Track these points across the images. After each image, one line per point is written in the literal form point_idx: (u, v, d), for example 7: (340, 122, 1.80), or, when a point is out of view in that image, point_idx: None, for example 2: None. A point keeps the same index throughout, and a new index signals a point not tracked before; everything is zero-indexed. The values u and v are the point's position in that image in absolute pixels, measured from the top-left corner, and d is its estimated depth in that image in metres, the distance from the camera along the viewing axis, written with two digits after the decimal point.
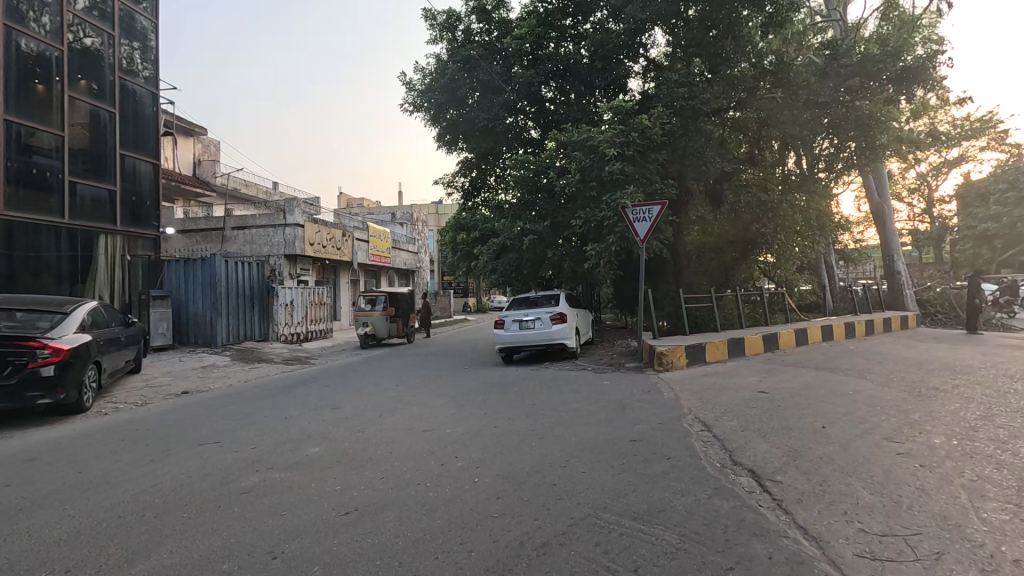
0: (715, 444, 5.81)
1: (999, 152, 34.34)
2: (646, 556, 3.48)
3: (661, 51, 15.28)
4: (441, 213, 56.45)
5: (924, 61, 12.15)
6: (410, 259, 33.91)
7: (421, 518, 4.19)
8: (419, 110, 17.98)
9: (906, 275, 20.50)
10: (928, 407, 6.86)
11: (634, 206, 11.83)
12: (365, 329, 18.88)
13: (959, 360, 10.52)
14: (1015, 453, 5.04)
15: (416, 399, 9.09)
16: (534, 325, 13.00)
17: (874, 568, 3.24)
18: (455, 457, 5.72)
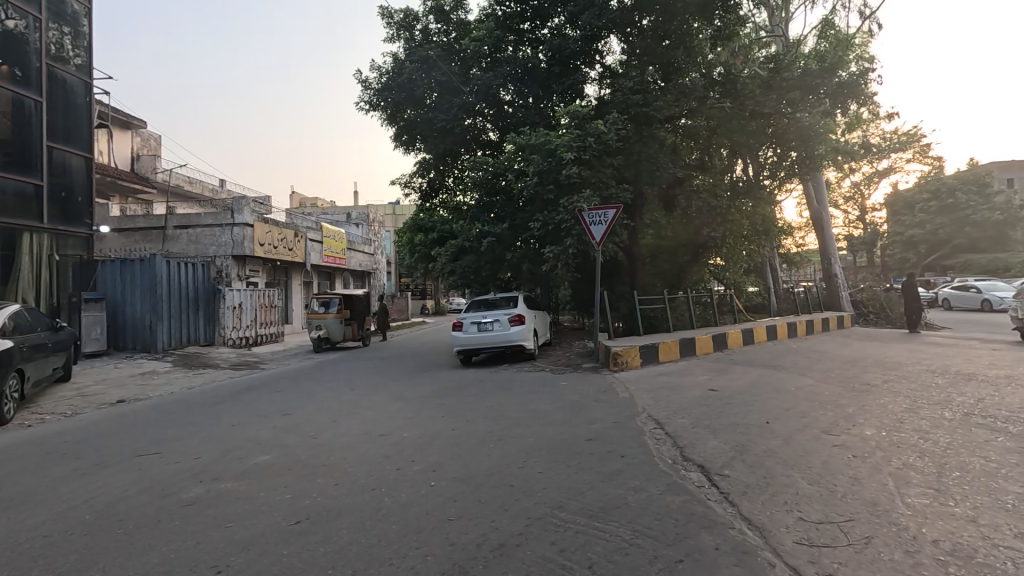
0: (666, 441, 5.99)
1: (923, 165, 37.14)
2: (600, 553, 3.55)
3: (617, 58, 15.65)
4: (398, 214, 55.62)
5: (857, 78, 12.99)
6: (365, 260, 33.20)
7: (376, 524, 4.11)
8: (375, 109, 17.80)
9: (843, 278, 21.82)
10: (861, 401, 7.33)
11: (590, 209, 12.08)
12: (318, 332, 18.35)
13: (889, 356, 11.28)
14: (936, 442, 5.45)
15: (371, 403, 8.89)
16: (492, 326, 13.00)
17: (813, 555, 3.42)
18: (411, 461, 5.64)
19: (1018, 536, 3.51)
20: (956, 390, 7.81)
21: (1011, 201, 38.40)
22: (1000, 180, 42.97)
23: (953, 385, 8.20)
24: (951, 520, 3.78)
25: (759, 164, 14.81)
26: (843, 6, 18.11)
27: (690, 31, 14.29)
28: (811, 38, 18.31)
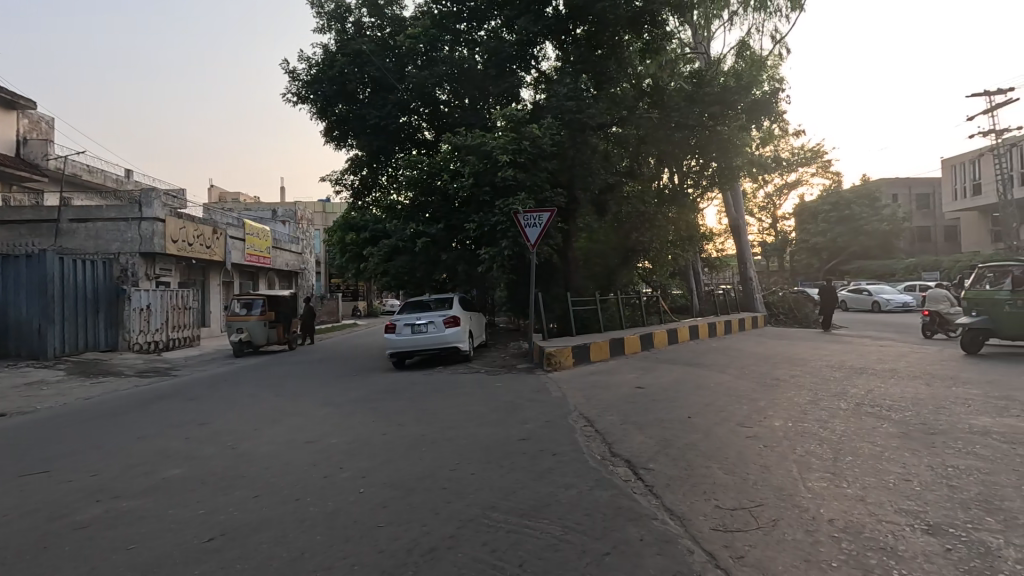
0: (596, 438, 6.18)
1: (826, 179, 40.84)
2: (531, 550, 3.59)
3: (552, 65, 15.97)
4: (328, 212, 53.50)
5: (769, 97, 13.87)
6: (293, 259, 31.64)
7: (300, 536, 3.91)
8: (304, 101, 17.16)
9: (757, 281, 23.55)
10: (771, 395, 7.94)
11: (525, 212, 12.26)
12: (239, 335, 17.30)
13: (796, 353, 12.30)
14: (833, 430, 6.01)
15: (297, 410, 8.46)
16: (426, 328, 12.81)
17: (727, 539, 3.65)
18: (340, 468, 5.43)
19: (897, 511, 3.94)
20: (850, 382, 8.64)
21: (896, 214, 43.13)
22: (887, 194, 48.09)
23: (848, 378, 9.09)
24: (845, 500, 4.18)
25: (683, 173, 15.66)
26: (757, 29, 19.60)
27: (620, 43, 14.89)
28: (730, 57, 19.65)
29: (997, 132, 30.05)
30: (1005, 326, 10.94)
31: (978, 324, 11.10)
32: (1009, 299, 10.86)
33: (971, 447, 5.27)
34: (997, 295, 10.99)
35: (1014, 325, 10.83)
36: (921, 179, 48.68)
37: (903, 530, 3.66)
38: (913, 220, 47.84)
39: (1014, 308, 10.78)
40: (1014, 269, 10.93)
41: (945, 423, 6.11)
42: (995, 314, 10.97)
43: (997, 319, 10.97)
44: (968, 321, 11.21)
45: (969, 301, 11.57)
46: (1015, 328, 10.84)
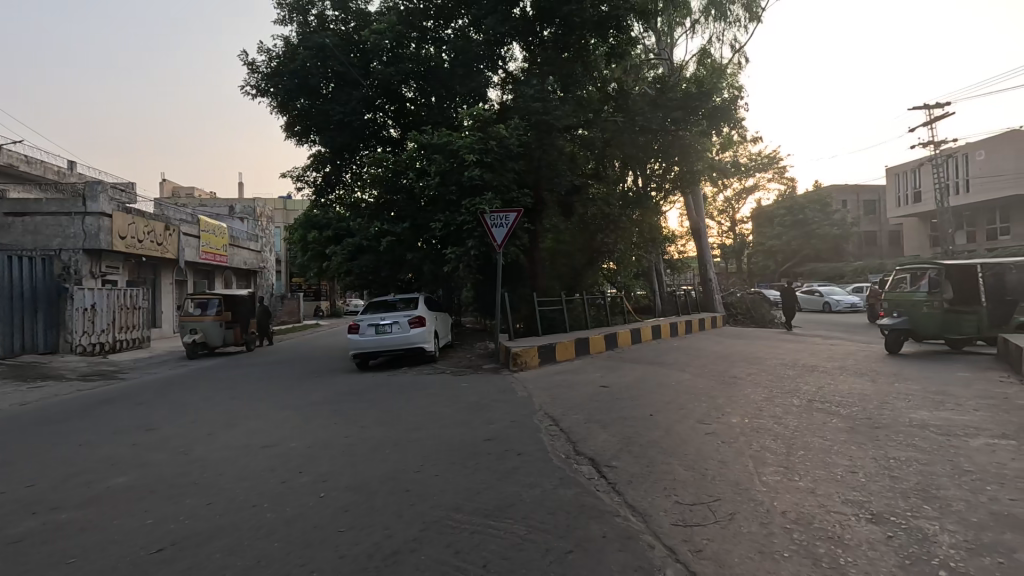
0: (561, 437, 6.22)
1: (781, 184, 42.48)
2: (495, 551, 3.58)
3: (519, 66, 15.98)
4: (289, 210, 51.97)
5: (729, 104, 14.28)
6: (251, 258, 30.59)
7: (255, 543, 3.78)
8: (263, 94, 16.71)
9: (716, 282, 24.27)
10: (729, 392, 8.20)
11: (492, 212, 12.24)
12: (192, 337, 16.66)
13: (753, 352, 12.75)
14: (787, 425, 6.26)
15: (255, 413, 8.19)
16: (391, 329, 12.62)
17: (687, 534, 3.74)
18: (299, 472, 5.28)
19: (844, 502, 4.14)
20: (802, 379, 9.02)
21: (845, 219, 45.31)
22: (838, 200, 50.41)
23: (800, 375, 9.49)
24: (797, 492, 4.35)
25: (647, 176, 15.97)
26: (718, 38, 20.21)
27: (586, 46, 14.89)
28: (692, 65, 20.17)
29: (936, 143, 31.97)
30: (923, 326, 11.53)
31: (899, 325, 11.61)
32: (926, 300, 11.43)
33: (911, 439, 5.58)
34: (916, 297, 11.55)
35: (930, 325, 11.43)
36: (868, 186, 51.28)
37: (849, 519, 3.84)
38: (861, 226, 50.36)
39: (930, 309, 11.35)
40: (930, 271, 11.53)
41: (888, 417, 6.45)
42: (914, 315, 11.52)
43: (915, 319, 11.53)
44: (890, 322, 11.72)
45: (890, 303, 12.12)
46: (931, 328, 11.44)
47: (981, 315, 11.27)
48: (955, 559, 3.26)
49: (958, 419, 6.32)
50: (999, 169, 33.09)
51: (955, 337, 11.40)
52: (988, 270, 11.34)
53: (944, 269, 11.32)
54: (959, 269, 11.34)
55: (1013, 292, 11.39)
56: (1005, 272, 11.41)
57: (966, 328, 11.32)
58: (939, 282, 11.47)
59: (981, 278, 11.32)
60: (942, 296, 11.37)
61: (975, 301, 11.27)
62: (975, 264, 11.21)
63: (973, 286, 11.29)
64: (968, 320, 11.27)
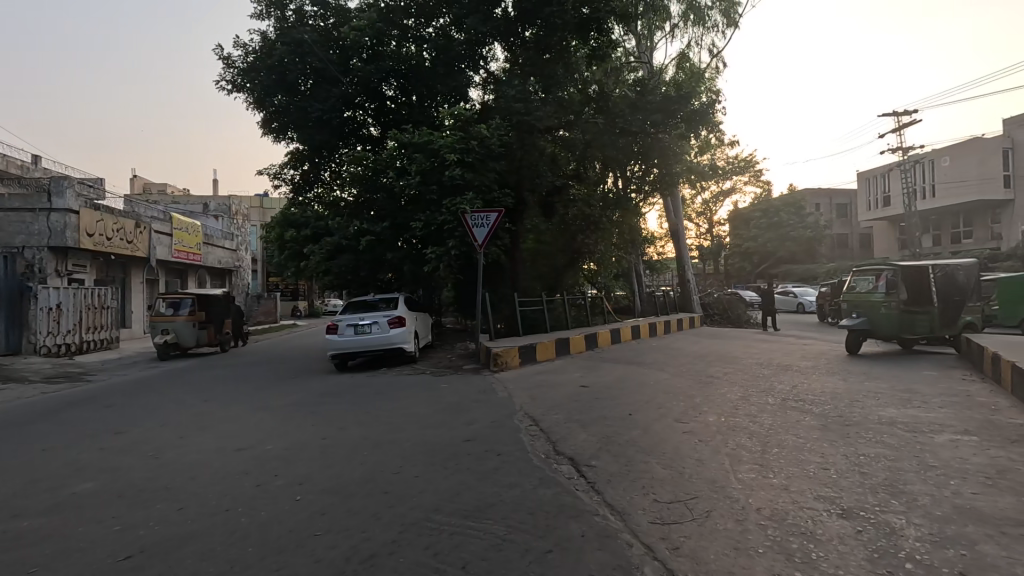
0: (541, 437, 6.23)
1: (757, 188, 43.35)
2: (474, 551, 3.57)
3: (500, 66, 16.01)
4: (266, 207, 51.02)
5: (707, 107, 14.45)
6: (226, 257, 29.96)
7: (228, 549, 3.69)
8: (240, 90, 16.46)
9: (694, 283, 24.64)
10: (706, 392, 8.32)
11: (473, 212, 12.19)
12: (164, 338, 16.23)
13: (729, 352, 12.99)
14: (762, 424, 6.39)
15: (229, 415, 8.01)
16: (370, 329, 12.48)
17: (664, 532, 3.79)
18: (275, 475, 5.18)
19: (816, 498, 4.24)
20: (776, 378, 9.22)
21: (818, 222, 46.46)
22: (812, 203, 51.63)
23: (775, 374, 9.69)
24: (771, 489, 4.44)
25: (627, 178, 16.09)
26: (697, 43, 20.51)
27: (568, 48, 14.83)
28: (671, 68, 20.44)
29: (904, 149, 32.97)
30: (881, 326, 11.73)
31: (860, 326, 11.75)
32: (884, 301, 11.62)
33: (880, 437, 5.74)
34: (874, 298, 11.71)
35: (887, 325, 11.66)
36: (840, 190, 52.65)
37: (821, 515, 3.93)
38: (833, 228, 51.71)
39: (888, 310, 11.55)
40: (886, 272, 11.73)
41: (858, 415, 6.64)
42: (873, 315, 11.71)
43: (875, 320, 11.71)
44: (851, 323, 11.85)
45: (848, 303, 12.27)
46: (889, 328, 11.66)
47: (932, 315, 11.66)
48: (921, 552, 3.36)
49: (924, 416, 6.53)
50: (963, 176, 34.27)
51: (909, 337, 11.73)
52: (936, 271, 11.73)
53: (899, 270, 11.55)
54: (913, 271, 11.61)
55: (958, 292, 11.85)
56: (951, 272, 11.86)
57: (919, 328, 11.68)
58: (894, 283, 11.69)
59: (931, 278, 11.71)
60: (898, 296, 11.62)
61: (927, 301, 11.61)
62: (927, 266, 11.52)
63: (925, 287, 11.62)
64: (921, 320, 11.60)
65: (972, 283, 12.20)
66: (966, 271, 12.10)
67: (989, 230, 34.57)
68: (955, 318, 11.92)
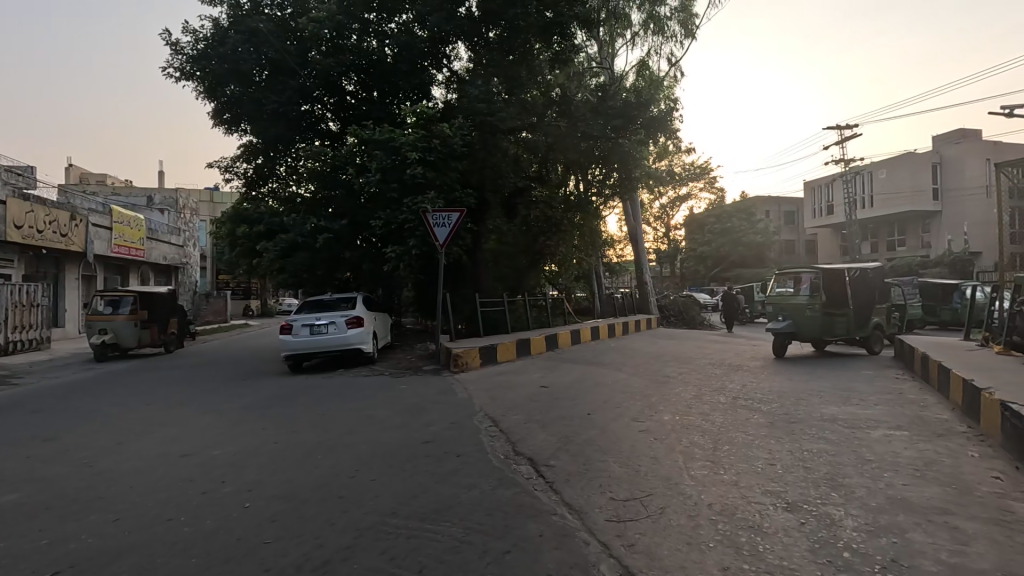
0: (500, 438, 6.23)
1: (711, 194, 44.93)
2: (431, 555, 3.52)
3: (464, 65, 15.99)
4: (217, 202, 48.82)
5: (666, 114, 14.82)
6: (172, 252, 28.52)
7: (169, 561, 3.50)
8: (189, 78, 15.82)
9: (651, 285, 25.29)
10: (662, 391, 8.55)
11: (435, 211, 12.05)
12: (102, 338, 15.28)
13: (684, 352, 13.41)
14: (714, 422, 6.61)
15: (173, 419, 7.61)
16: (327, 329, 12.15)
17: (621, 529, 3.85)
18: (222, 482, 4.95)
19: (764, 492, 4.42)
20: (727, 378, 9.58)
21: (768, 228, 48.58)
22: (762, 210, 53.93)
23: (726, 374, 10.08)
24: (722, 485, 4.59)
25: (588, 182, 16.25)
26: (656, 51, 21.07)
27: (531, 51, 14.94)
28: (631, 75, 20.91)
29: (846, 161, 34.94)
30: (805, 327, 12.19)
31: (786, 328, 12.19)
32: (808, 303, 12.10)
33: (822, 433, 6.05)
34: (799, 301, 12.15)
35: (810, 326, 12.15)
36: (789, 198, 55.26)
37: (768, 509, 4.10)
38: (782, 235, 54.23)
39: (812, 312, 12.03)
40: (808, 275, 12.30)
41: (802, 412, 6.98)
42: (799, 318, 12.16)
43: (800, 322, 12.17)
44: (778, 326, 12.24)
45: (774, 306, 12.67)
46: (812, 328, 12.13)
47: (849, 317, 12.21)
48: (857, 541, 3.56)
49: (861, 413, 6.94)
50: (897, 187, 36.68)
51: (830, 338, 12.24)
52: (852, 275, 12.36)
53: (821, 274, 12.08)
54: (832, 274, 12.18)
55: (869, 295, 12.51)
56: (863, 277, 12.51)
57: (838, 329, 12.20)
58: (816, 286, 12.20)
59: (848, 283, 12.30)
60: (819, 299, 12.10)
61: (844, 304, 12.15)
62: (845, 269, 12.08)
63: (844, 289, 12.14)
64: (840, 322, 12.14)
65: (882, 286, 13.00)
66: (880, 274, 12.79)
67: (920, 238, 37.12)
68: (866, 319, 12.60)
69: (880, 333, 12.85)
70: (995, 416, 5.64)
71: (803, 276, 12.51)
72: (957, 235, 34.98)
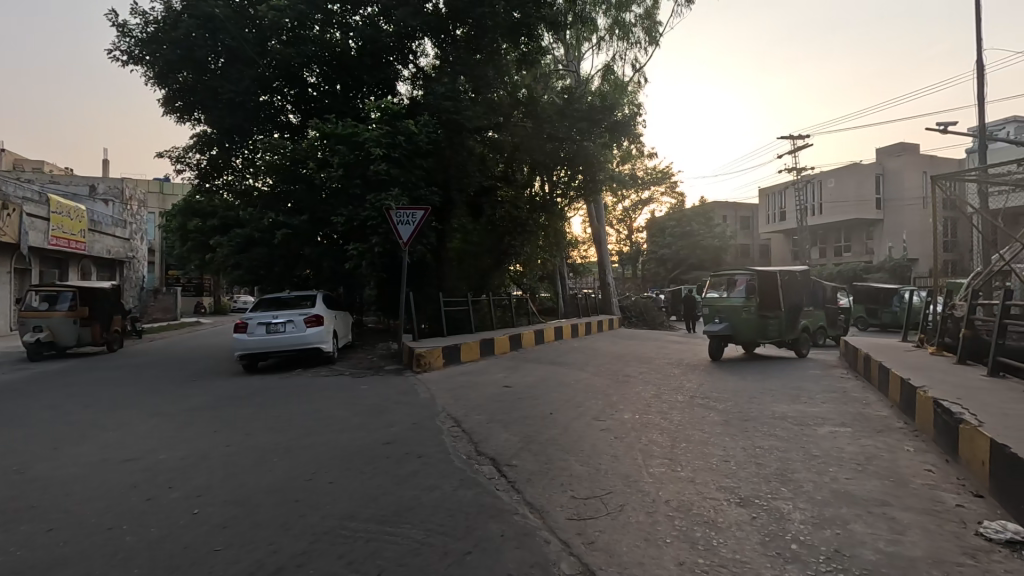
0: (462, 438, 6.19)
1: (672, 198, 46.08)
2: (391, 558, 3.46)
3: (431, 62, 15.79)
4: (166, 193, 46.45)
5: (629, 119, 15.13)
6: (116, 246, 26.96)
7: (108, 572, 3.31)
8: (138, 63, 15.06)
9: (613, 287, 25.75)
10: (622, 391, 8.71)
11: (398, 208, 11.86)
12: (38, 335, 14.33)
13: (644, 352, 13.71)
14: (671, 420, 6.78)
15: (116, 422, 7.20)
16: (284, 328, 11.77)
17: (581, 527, 3.89)
18: (169, 488, 4.72)
19: (718, 488, 4.57)
20: (684, 377, 9.83)
21: (725, 232, 50.21)
22: (720, 215, 55.72)
23: (683, 373, 10.36)
24: (679, 482, 4.72)
25: (553, 182, 16.51)
26: (621, 57, 21.45)
27: (499, 50, 14.92)
28: (596, 79, 21.21)
29: (797, 169, 36.57)
30: (741, 329, 12.40)
31: (724, 330, 12.37)
32: (744, 304, 12.33)
33: (773, 430, 6.31)
34: (736, 302, 12.37)
35: (746, 328, 12.37)
36: (745, 204, 57.35)
37: (722, 504, 4.24)
38: (738, 239, 56.24)
39: (748, 313, 12.27)
40: (744, 276, 12.53)
41: (754, 411, 7.25)
42: (735, 320, 12.35)
43: (737, 324, 12.38)
44: (715, 328, 12.37)
45: (709, 309, 12.79)
46: (746, 330, 12.35)
47: (781, 319, 12.58)
48: (804, 534, 3.72)
49: (809, 410, 7.27)
50: (843, 196, 38.69)
51: (763, 340, 12.55)
52: (783, 278, 12.78)
53: (756, 275, 12.37)
54: (766, 276, 12.49)
55: (796, 297, 13.09)
56: (793, 279, 13.07)
57: (771, 331, 12.52)
58: (751, 288, 12.47)
59: (780, 285, 12.66)
60: (753, 301, 12.38)
61: (776, 306, 12.51)
62: (777, 272, 12.47)
63: (776, 292, 12.50)
64: (773, 324, 12.47)
65: (806, 290, 13.72)
66: (805, 277, 13.48)
67: (864, 245, 39.23)
68: (794, 322, 13.10)
69: (805, 335, 13.48)
70: (928, 413, 6.00)
71: (737, 279, 12.76)
72: (897, 242, 37.28)
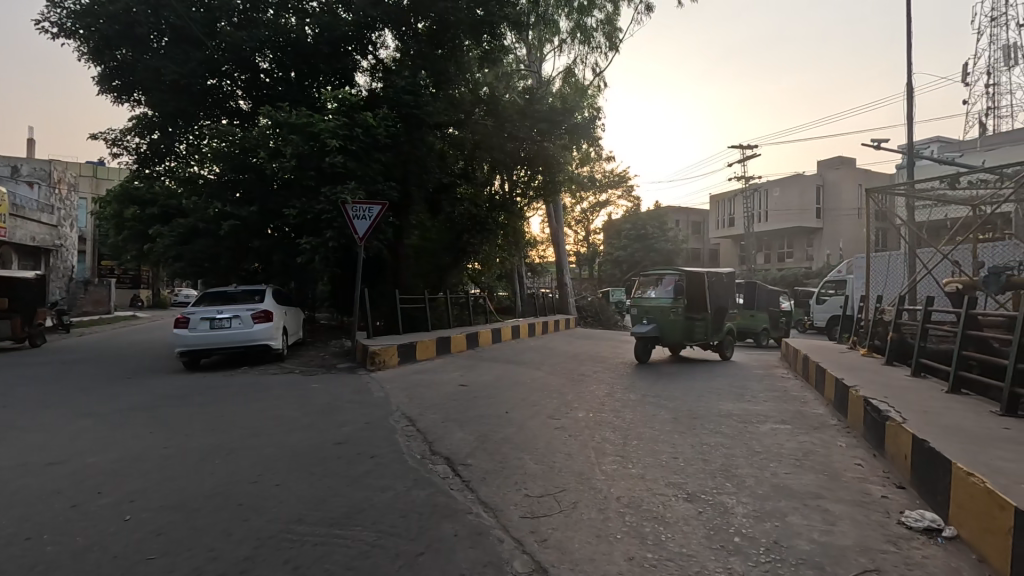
0: (416, 438, 6.09)
1: (628, 202, 47.19)
2: (339, 561, 3.37)
3: (390, 55, 15.43)
4: (99, 177, 43.40)
5: (589, 122, 15.34)
6: (42, 233, 25.02)
7: None
8: (71, 36, 14.03)
9: (570, 287, 26.07)
10: (577, 390, 8.83)
11: (354, 202, 11.56)
12: None
13: (600, 352, 13.94)
14: (623, 418, 6.93)
15: (38, 423, 6.67)
16: (229, 324, 11.25)
17: (534, 525, 3.92)
18: (98, 493, 4.41)
19: (667, 484, 4.71)
20: (637, 377, 10.07)
21: (677, 236, 51.83)
22: (672, 219, 57.47)
23: (636, 372, 10.63)
24: (631, 479, 4.83)
25: (514, 182, 16.28)
26: (582, 60, 21.75)
27: (461, 48, 14.88)
28: (557, 81, 21.42)
29: (745, 177, 38.20)
30: (668, 331, 12.75)
31: (651, 332, 12.69)
32: (671, 306, 12.65)
33: (719, 427, 6.56)
34: (664, 303, 12.70)
35: (672, 330, 12.71)
36: (696, 210, 59.39)
37: (670, 499, 4.37)
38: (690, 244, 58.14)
39: (675, 314, 12.60)
40: (673, 276, 12.89)
41: (702, 409, 7.52)
42: (663, 321, 12.68)
43: (664, 326, 12.72)
44: (643, 330, 12.67)
45: (639, 310, 13.08)
46: (673, 333, 12.70)
47: (707, 322, 13.03)
48: (747, 526, 3.89)
49: (753, 409, 7.61)
50: (787, 205, 40.74)
51: (689, 341, 12.96)
52: (710, 280, 13.23)
53: (684, 275, 12.77)
54: (693, 278, 12.90)
55: (725, 299, 13.64)
56: (721, 282, 13.58)
57: (696, 334, 12.96)
58: (679, 288, 12.85)
59: (707, 287, 13.09)
60: (681, 302, 12.77)
61: (703, 308, 12.95)
62: (704, 274, 12.92)
63: (703, 293, 12.93)
64: (700, 326, 12.90)
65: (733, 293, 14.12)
66: (731, 280, 13.85)
67: (805, 252, 41.41)
68: (720, 323, 13.62)
69: (730, 337, 14.10)
70: (859, 410, 6.40)
71: (666, 279, 13.14)
72: (834, 249, 39.60)
